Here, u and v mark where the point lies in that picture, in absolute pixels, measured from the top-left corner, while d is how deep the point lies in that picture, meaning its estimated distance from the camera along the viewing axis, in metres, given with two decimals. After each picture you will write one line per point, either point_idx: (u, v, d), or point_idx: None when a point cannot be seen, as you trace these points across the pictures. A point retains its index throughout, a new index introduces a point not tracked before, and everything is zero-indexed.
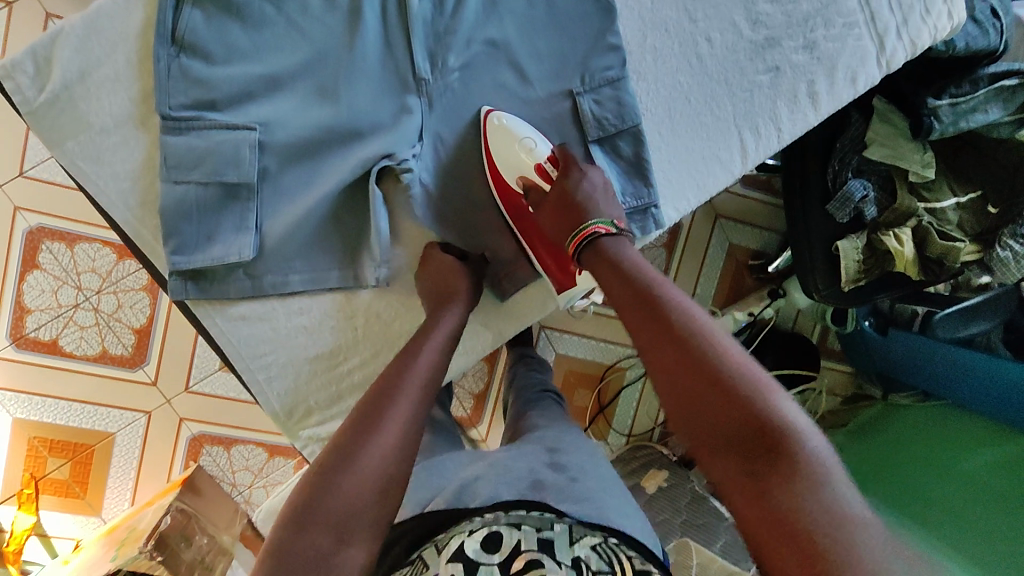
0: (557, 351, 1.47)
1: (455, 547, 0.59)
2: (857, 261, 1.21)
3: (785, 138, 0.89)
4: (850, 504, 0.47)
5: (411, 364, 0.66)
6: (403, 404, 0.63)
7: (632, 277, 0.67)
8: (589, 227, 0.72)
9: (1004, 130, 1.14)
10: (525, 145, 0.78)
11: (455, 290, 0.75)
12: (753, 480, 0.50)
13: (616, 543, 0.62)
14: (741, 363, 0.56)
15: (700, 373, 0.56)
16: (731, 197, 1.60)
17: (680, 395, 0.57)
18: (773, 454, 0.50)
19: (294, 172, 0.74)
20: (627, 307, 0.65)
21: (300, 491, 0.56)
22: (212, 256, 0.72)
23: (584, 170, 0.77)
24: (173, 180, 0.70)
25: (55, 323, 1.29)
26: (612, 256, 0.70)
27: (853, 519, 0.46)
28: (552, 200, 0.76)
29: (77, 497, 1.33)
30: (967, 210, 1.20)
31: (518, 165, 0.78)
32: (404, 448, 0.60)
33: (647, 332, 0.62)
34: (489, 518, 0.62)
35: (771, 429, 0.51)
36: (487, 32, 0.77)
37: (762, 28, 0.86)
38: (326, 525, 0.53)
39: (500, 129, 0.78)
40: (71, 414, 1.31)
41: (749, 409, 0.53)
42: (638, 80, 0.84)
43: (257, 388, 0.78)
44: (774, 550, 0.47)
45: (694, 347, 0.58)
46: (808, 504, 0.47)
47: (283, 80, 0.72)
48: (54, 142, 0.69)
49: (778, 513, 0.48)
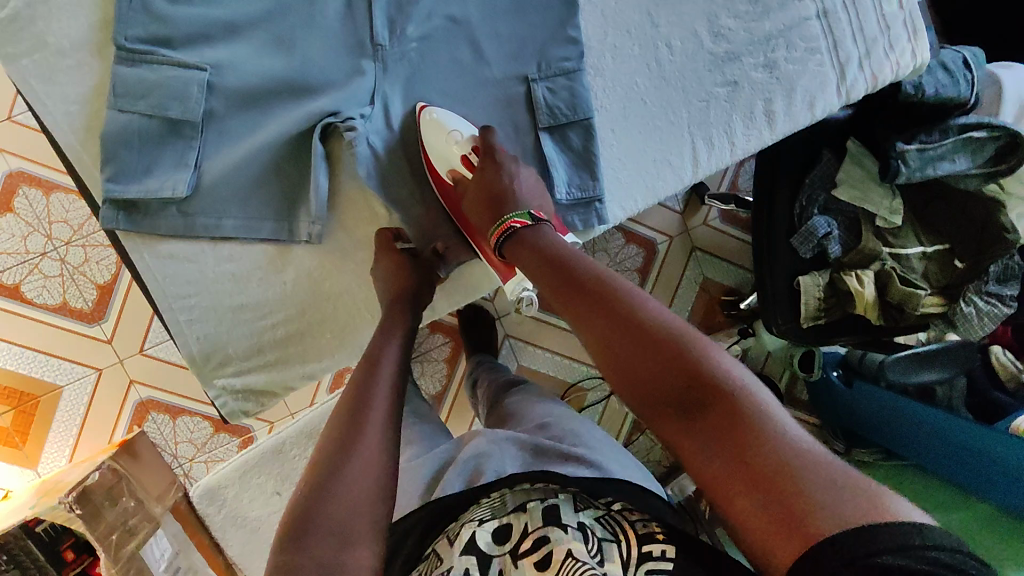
0: (520, 363, 1.44)
1: (466, 538, 0.59)
2: (817, 298, 1.18)
3: (738, 152, 0.90)
4: (798, 435, 0.45)
5: (376, 370, 0.68)
6: (376, 408, 0.64)
7: (550, 257, 0.66)
8: (506, 222, 0.72)
9: (971, 183, 1.15)
10: (453, 137, 0.78)
11: (400, 287, 0.77)
12: (698, 435, 0.48)
13: (619, 510, 0.60)
14: (668, 318, 0.55)
15: (631, 337, 0.54)
16: (709, 231, 1.59)
17: (614, 365, 0.55)
18: (712, 403, 0.48)
19: (241, 118, 0.75)
20: (552, 285, 0.63)
21: (295, 506, 0.56)
22: (147, 188, 0.72)
23: (507, 163, 0.77)
24: (119, 108, 0.71)
25: (20, 268, 1.26)
26: (533, 240, 0.69)
27: (800, 446, 0.44)
28: (476, 188, 0.76)
29: (15, 446, 1.27)
30: (933, 260, 1.21)
31: (450, 157, 0.78)
32: (387, 451, 0.61)
33: (574, 309, 0.60)
34: (496, 508, 0.62)
35: (706, 377, 0.49)
36: (449, 9, 0.79)
37: (722, 42, 0.88)
38: (326, 536, 0.54)
39: (430, 125, 0.78)
40: (20, 360, 1.27)
41: (681, 363, 0.51)
42: (596, 76, 0.85)
43: (177, 330, 0.77)
44: (740, 508, 0.44)
45: (620, 311, 0.56)
46: (755, 443, 0.45)
47: (240, 27, 0.73)
48: (10, 57, 0.70)
49: (733, 468, 0.45)
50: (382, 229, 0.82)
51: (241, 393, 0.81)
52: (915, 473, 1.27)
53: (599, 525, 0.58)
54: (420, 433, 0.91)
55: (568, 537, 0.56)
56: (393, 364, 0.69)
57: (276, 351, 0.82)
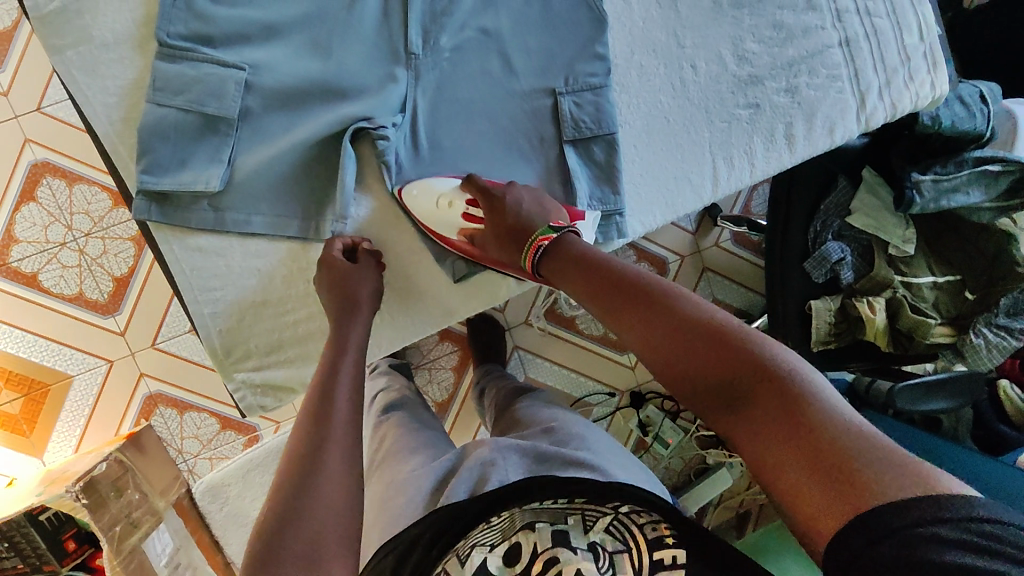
0: (527, 374, 1.45)
1: (478, 561, 0.57)
2: (828, 323, 1.19)
3: (758, 174, 0.91)
4: (845, 410, 0.44)
5: (334, 385, 0.69)
6: (336, 424, 0.64)
7: (589, 265, 0.66)
8: (534, 240, 0.72)
9: (985, 216, 1.16)
10: (444, 198, 0.80)
11: (346, 297, 0.77)
12: (747, 421, 0.47)
13: (627, 512, 0.60)
14: (706, 310, 0.55)
15: (672, 329, 0.55)
16: (722, 253, 1.60)
17: (660, 362, 0.55)
18: (756, 387, 0.48)
19: (275, 118, 0.77)
20: (590, 289, 0.64)
21: (261, 532, 0.55)
22: (181, 181, 0.74)
23: (502, 198, 0.77)
24: (156, 102, 0.73)
25: (39, 258, 1.27)
26: (570, 247, 0.69)
27: (846, 423, 0.43)
28: (492, 231, 0.77)
29: (22, 435, 1.28)
30: (944, 290, 1.21)
31: (452, 219, 0.80)
32: (353, 471, 0.62)
33: (618, 312, 0.61)
34: (506, 529, 0.60)
35: (749, 361, 0.49)
36: (481, 21, 0.81)
37: (746, 65, 0.90)
38: (294, 559, 0.54)
39: (416, 201, 0.80)
40: (33, 348, 1.28)
41: (724, 351, 0.51)
42: (621, 91, 0.87)
43: (200, 322, 0.79)
44: (794, 492, 0.43)
45: (659, 308, 0.57)
46: (801, 422, 0.44)
47: (279, 30, 0.75)
48: (54, 48, 0.72)
49: (784, 450, 0.44)
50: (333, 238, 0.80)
51: (260, 387, 0.82)
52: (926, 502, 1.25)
53: (609, 538, 0.57)
54: (428, 439, 0.92)
55: (577, 557, 0.55)
56: (348, 382, 0.70)
57: (295, 347, 0.83)
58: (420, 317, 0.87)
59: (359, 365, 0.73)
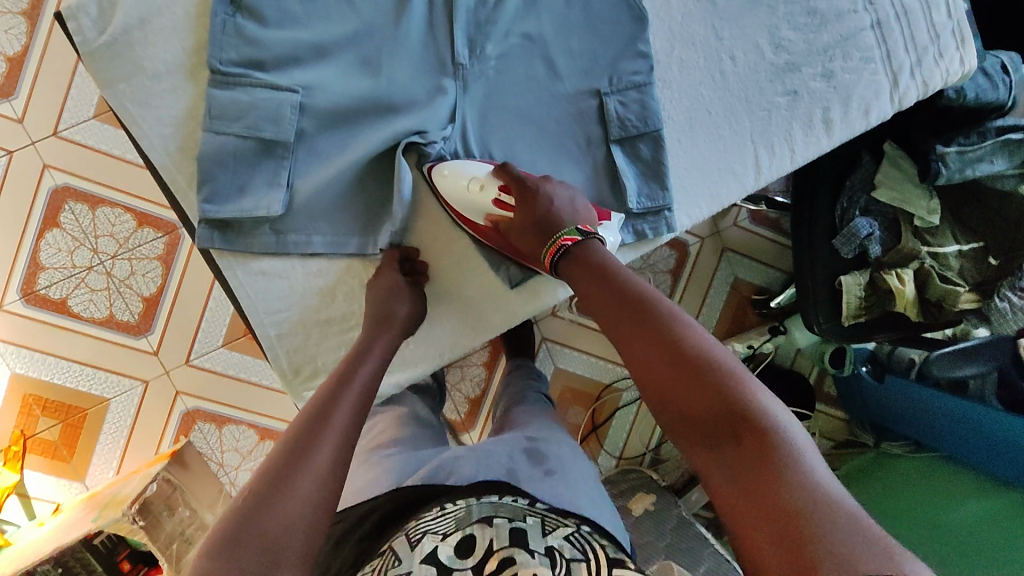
0: (557, 365, 1.45)
1: (428, 549, 0.54)
2: (858, 297, 1.19)
3: (799, 160, 0.92)
4: (826, 484, 0.48)
5: (338, 394, 0.66)
6: (333, 424, 0.62)
7: (605, 277, 0.68)
8: (558, 240, 0.73)
9: (1009, 183, 1.13)
10: (474, 184, 0.78)
11: (382, 311, 0.76)
12: (734, 464, 0.51)
13: (587, 532, 0.61)
14: (715, 353, 0.58)
15: (677, 363, 0.58)
16: (741, 232, 1.57)
17: (656, 388, 0.58)
18: (750, 442, 0.51)
19: (328, 137, 0.78)
20: (606, 306, 0.67)
21: (231, 515, 0.53)
22: (242, 208, 0.74)
23: (539, 189, 0.77)
24: (214, 130, 0.73)
25: (67, 283, 1.26)
26: (588, 258, 0.71)
27: (826, 495, 0.47)
28: (521, 221, 0.77)
29: (63, 460, 1.28)
30: (967, 258, 1.17)
31: (480, 205, 0.79)
32: (337, 471, 0.59)
33: (627, 330, 0.63)
34: (461, 520, 0.58)
35: (749, 414, 0.53)
36: (524, 27, 0.82)
37: (783, 53, 0.91)
38: (260, 548, 0.51)
39: (448, 182, 0.79)
40: (69, 374, 1.27)
41: (725, 397, 0.54)
42: (663, 87, 0.89)
43: (267, 344, 0.80)
44: (757, 539, 0.47)
45: (670, 340, 0.60)
46: (784, 481, 0.48)
47: (328, 49, 0.76)
48: (108, 82, 0.73)
49: (762, 500, 0.48)
50: (390, 249, 0.80)
51: None
52: (943, 459, 1.27)
53: (568, 545, 0.56)
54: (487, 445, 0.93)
55: (535, 561, 0.52)
56: (355, 388, 0.67)
57: None
58: (477, 323, 0.85)
59: (375, 378, 0.71)
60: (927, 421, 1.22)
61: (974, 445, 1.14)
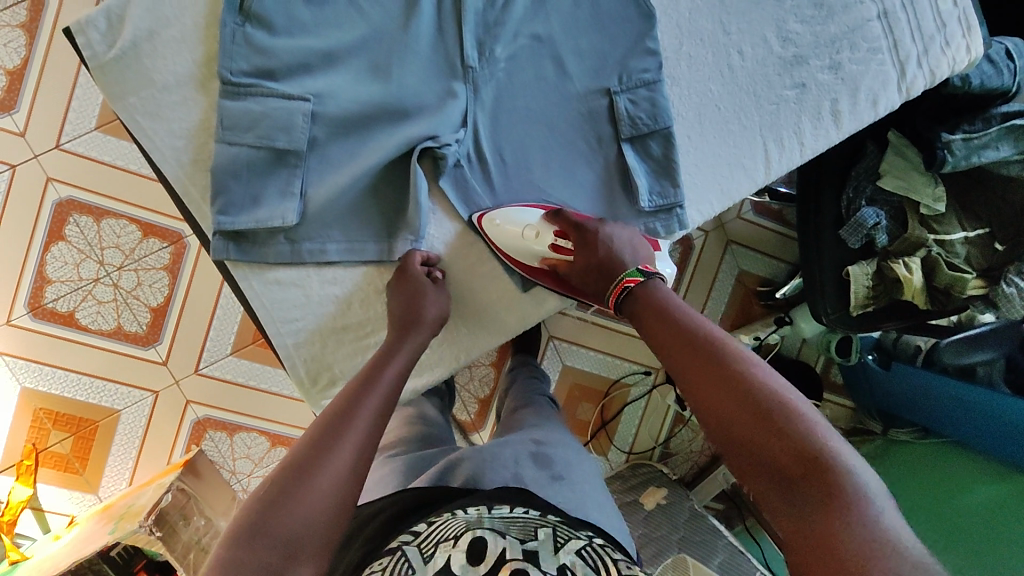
0: (565, 363, 1.45)
1: (441, 563, 0.51)
2: (866, 287, 1.19)
3: (808, 153, 0.92)
4: (896, 532, 0.47)
5: (361, 398, 0.65)
6: (356, 427, 0.62)
7: (665, 314, 0.68)
8: (620, 282, 0.74)
9: (1014, 167, 1.12)
10: (531, 230, 0.80)
11: (406, 311, 0.75)
12: (799, 507, 0.51)
13: (601, 546, 0.57)
14: (778, 390, 0.57)
15: (738, 403, 0.57)
16: (743, 224, 1.56)
17: (717, 427, 0.58)
18: (816, 488, 0.50)
19: (340, 145, 0.78)
20: (665, 339, 0.66)
21: (248, 508, 0.53)
22: (257, 218, 0.75)
23: (594, 230, 0.79)
24: (227, 141, 0.74)
25: (74, 296, 1.26)
26: (648, 295, 0.72)
27: (897, 545, 0.46)
28: (583, 263, 0.78)
29: (76, 473, 1.28)
30: (974, 244, 1.16)
31: (537, 250, 0.80)
32: (355, 471, 0.59)
33: (686, 367, 0.63)
34: (472, 520, 0.56)
35: (816, 457, 0.52)
36: (533, 28, 0.82)
37: (791, 46, 0.91)
38: (276, 542, 0.52)
39: (501, 230, 0.80)
40: (79, 387, 1.27)
41: (790, 439, 0.53)
42: (671, 84, 0.89)
43: (285, 353, 0.80)
44: None
45: (731, 378, 0.59)
46: (851, 529, 0.47)
47: (338, 56, 0.76)
48: (119, 96, 0.74)
49: (829, 547, 0.47)
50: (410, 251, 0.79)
51: None
52: (948, 444, 1.28)
53: (582, 558, 0.54)
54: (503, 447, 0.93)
55: None
56: (379, 395, 0.66)
57: None
58: (492, 326, 0.85)
59: (397, 385, 0.70)
60: (933, 411, 1.23)
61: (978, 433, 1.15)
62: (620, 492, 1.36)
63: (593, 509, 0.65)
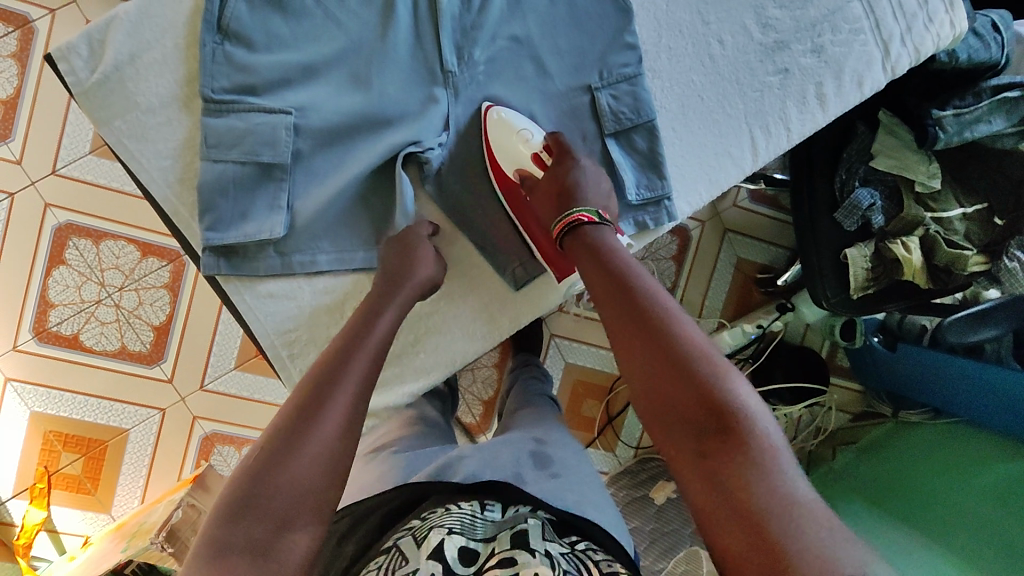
0: (567, 361, 1.45)
1: (433, 544, 0.52)
2: (865, 269, 1.16)
3: (795, 138, 0.91)
4: (799, 490, 0.48)
5: (348, 359, 0.64)
6: (345, 385, 0.61)
7: (604, 259, 0.68)
8: (573, 214, 0.73)
9: (1008, 141, 1.12)
10: (523, 136, 0.80)
11: (396, 274, 0.75)
12: (709, 458, 0.51)
13: (584, 550, 0.55)
14: (700, 346, 0.57)
15: (661, 357, 0.57)
16: (740, 212, 1.55)
17: (638, 373, 0.58)
18: (731, 447, 0.51)
19: (325, 156, 0.79)
20: (598, 286, 0.66)
21: (238, 479, 0.53)
22: (245, 233, 0.75)
23: (579, 161, 0.79)
24: (212, 159, 0.74)
25: (77, 319, 1.27)
26: (587, 239, 0.71)
27: (799, 502, 0.47)
28: (548, 185, 0.78)
29: (88, 493, 1.29)
30: (973, 221, 1.15)
31: (516, 155, 0.80)
32: (347, 435, 0.59)
33: (616, 311, 0.62)
34: (467, 526, 0.55)
35: (734, 417, 0.52)
36: (511, 29, 0.82)
37: (771, 32, 0.90)
38: (269, 514, 0.51)
39: (495, 125, 0.80)
40: (86, 408, 1.28)
41: (708, 392, 0.54)
42: (653, 77, 0.89)
43: (281, 365, 0.80)
44: (726, 536, 0.47)
45: (659, 331, 0.59)
46: (757, 483, 0.48)
47: (319, 69, 0.77)
48: (104, 120, 0.75)
49: (732, 499, 0.48)
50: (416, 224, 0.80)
51: None
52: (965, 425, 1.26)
53: (564, 558, 0.52)
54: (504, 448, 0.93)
55: (535, 560, 0.50)
56: (369, 354, 0.66)
57: None
58: (486, 328, 0.85)
59: (382, 345, 0.68)
60: (944, 392, 1.22)
61: (989, 409, 1.14)
62: (631, 488, 1.36)
63: (587, 503, 0.65)
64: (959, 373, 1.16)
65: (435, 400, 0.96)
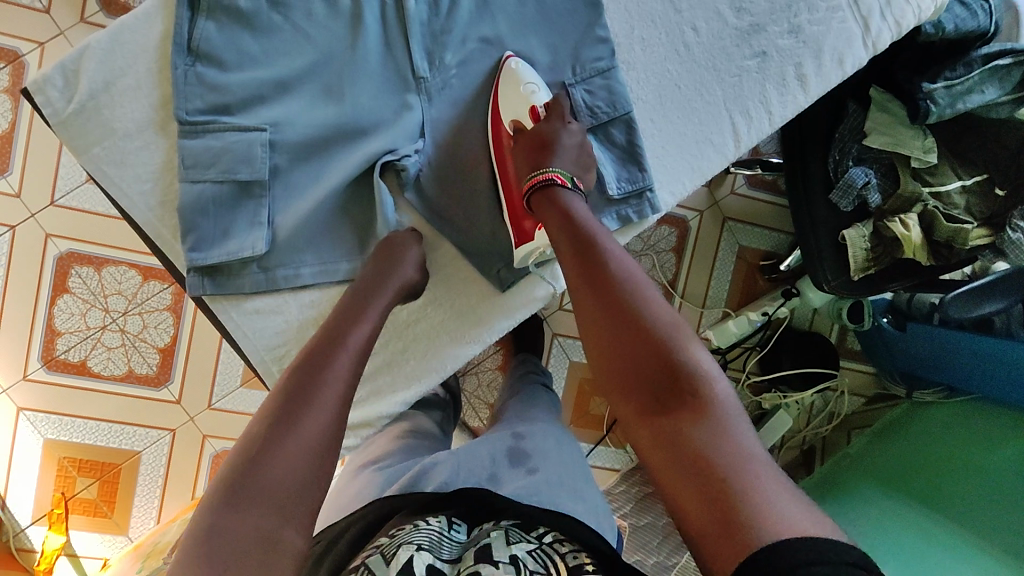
0: (571, 360, 1.44)
1: (404, 557, 0.51)
2: (865, 249, 1.13)
3: (777, 121, 0.90)
4: (750, 448, 0.50)
5: (333, 352, 0.64)
6: (334, 374, 0.62)
7: (572, 227, 0.68)
8: (549, 173, 0.74)
9: (1004, 110, 1.06)
10: (528, 88, 0.81)
11: (379, 275, 0.75)
12: (667, 418, 0.53)
13: (551, 544, 0.55)
14: (662, 312, 0.58)
15: (627, 325, 0.58)
16: (738, 199, 1.54)
17: (600, 337, 0.59)
18: (687, 408, 0.52)
19: (303, 169, 0.79)
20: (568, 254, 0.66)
21: (229, 470, 0.53)
22: (227, 251, 0.76)
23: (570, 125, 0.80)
24: (190, 179, 0.75)
25: (84, 345, 1.29)
26: (558, 206, 0.71)
27: (750, 459, 0.49)
28: (528, 147, 0.79)
29: (105, 516, 1.30)
30: (973, 193, 1.10)
31: (515, 108, 0.81)
32: (336, 425, 0.59)
33: (582, 277, 0.63)
34: (435, 542, 0.55)
35: (691, 380, 0.53)
36: (481, 30, 0.83)
37: (745, 15, 0.89)
38: (264, 505, 0.51)
39: (510, 72, 0.81)
40: (98, 433, 1.30)
41: (668, 355, 0.55)
42: (627, 70, 0.88)
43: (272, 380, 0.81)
44: (678, 490, 0.49)
45: (625, 300, 0.59)
46: (710, 441, 0.50)
47: (291, 84, 0.77)
48: (83, 148, 0.76)
49: (686, 455, 0.50)
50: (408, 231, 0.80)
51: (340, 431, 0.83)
52: (978, 405, 1.22)
53: (530, 557, 0.52)
54: None
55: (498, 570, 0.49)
56: (354, 352, 0.66)
57: (367, 387, 0.83)
58: (474, 331, 0.85)
59: (369, 342, 0.69)
60: (956, 371, 1.19)
61: (998, 385, 1.12)
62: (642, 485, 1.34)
63: (574, 500, 0.64)
64: (971, 349, 1.13)
65: (431, 408, 0.96)
